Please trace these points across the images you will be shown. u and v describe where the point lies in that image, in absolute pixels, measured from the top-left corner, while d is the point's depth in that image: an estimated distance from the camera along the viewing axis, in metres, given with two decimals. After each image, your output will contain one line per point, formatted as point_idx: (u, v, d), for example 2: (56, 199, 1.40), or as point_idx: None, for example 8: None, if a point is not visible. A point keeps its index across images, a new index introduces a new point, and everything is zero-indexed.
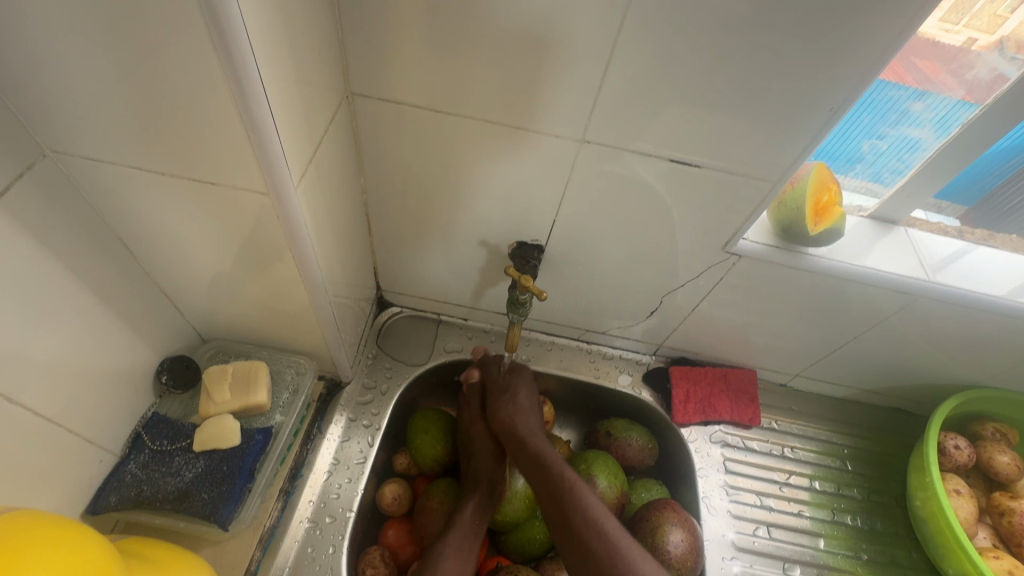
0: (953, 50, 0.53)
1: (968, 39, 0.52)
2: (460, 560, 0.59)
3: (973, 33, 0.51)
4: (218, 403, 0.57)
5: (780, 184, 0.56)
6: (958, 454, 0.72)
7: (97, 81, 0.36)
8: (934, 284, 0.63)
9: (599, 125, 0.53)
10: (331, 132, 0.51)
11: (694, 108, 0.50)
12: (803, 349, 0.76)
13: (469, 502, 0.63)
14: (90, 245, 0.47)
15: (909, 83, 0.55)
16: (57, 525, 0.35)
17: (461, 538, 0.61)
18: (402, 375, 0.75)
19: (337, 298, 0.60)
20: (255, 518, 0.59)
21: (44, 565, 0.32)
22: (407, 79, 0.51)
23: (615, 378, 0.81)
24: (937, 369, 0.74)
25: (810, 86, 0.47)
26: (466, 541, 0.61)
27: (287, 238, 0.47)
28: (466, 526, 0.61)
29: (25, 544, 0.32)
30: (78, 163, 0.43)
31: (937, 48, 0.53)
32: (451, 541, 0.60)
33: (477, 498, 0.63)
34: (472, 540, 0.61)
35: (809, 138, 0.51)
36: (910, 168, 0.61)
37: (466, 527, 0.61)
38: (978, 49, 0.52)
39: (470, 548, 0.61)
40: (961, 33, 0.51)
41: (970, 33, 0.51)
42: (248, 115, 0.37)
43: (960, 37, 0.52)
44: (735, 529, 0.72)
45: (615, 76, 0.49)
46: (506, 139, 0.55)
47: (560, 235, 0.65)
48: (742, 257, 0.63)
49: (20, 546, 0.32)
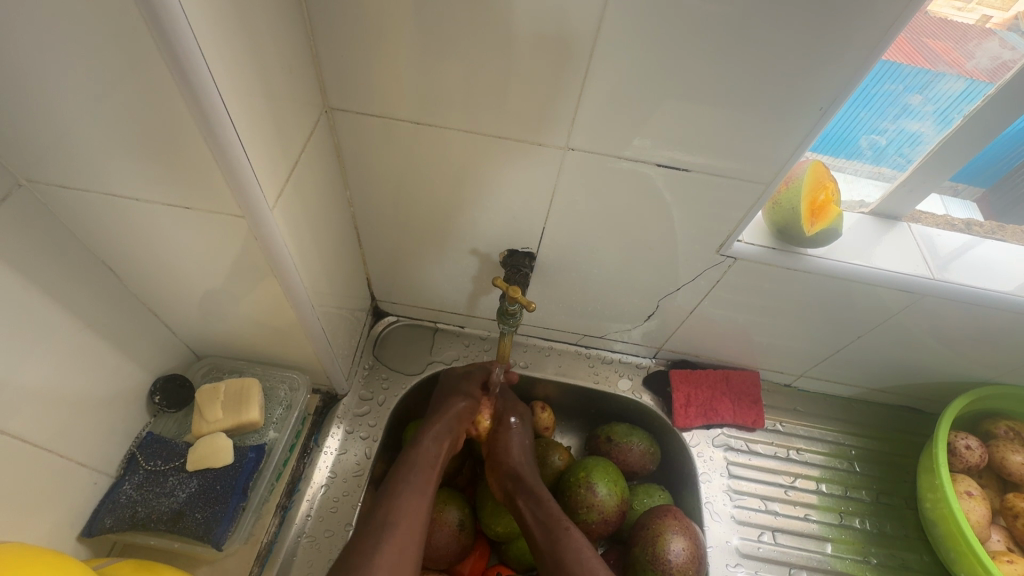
0: (966, 28, 0.50)
1: (982, 17, 0.49)
2: (418, 489, 0.59)
3: (987, 10, 0.49)
4: (210, 422, 0.57)
5: (774, 184, 0.54)
6: (969, 454, 0.70)
7: (65, 111, 0.36)
8: (939, 282, 0.61)
9: (583, 132, 0.52)
10: (310, 148, 0.50)
11: (678, 112, 0.49)
12: (806, 348, 0.74)
13: (429, 434, 0.64)
14: (74, 272, 0.47)
15: (918, 63, 0.51)
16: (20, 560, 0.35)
17: (416, 476, 0.60)
18: (399, 385, 0.75)
19: (326, 311, 0.60)
20: (251, 535, 0.59)
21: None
22: (385, 93, 0.51)
23: (615, 383, 0.80)
24: (945, 367, 0.72)
25: (795, 84, 0.46)
26: (422, 478, 0.60)
27: (267, 257, 0.47)
28: (427, 460, 0.62)
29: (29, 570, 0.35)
30: (54, 191, 0.43)
31: (949, 27, 0.50)
32: (409, 471, 0.60)
33: (436, 432, 0.65)
34: (427, 475, 0.61)
35: (798, 138, 0.50)
36: (911, 162, 0.59)
37: (418, 467, 0.61)
38: (990, 27, 0.50)
39: (426, 486, 0.60)
40: (975, 10, 0.49)
41: (984, 10, 0.49)
42: (215, 139, 0.37)
43: (973, 16, 0.49)
44: (739, 535, 0.71)
45: (594, 83, 0.48)
46: (490, 148, 0.54)
47: (550, 242, 0.64)
48: (738, 260, 0.62)
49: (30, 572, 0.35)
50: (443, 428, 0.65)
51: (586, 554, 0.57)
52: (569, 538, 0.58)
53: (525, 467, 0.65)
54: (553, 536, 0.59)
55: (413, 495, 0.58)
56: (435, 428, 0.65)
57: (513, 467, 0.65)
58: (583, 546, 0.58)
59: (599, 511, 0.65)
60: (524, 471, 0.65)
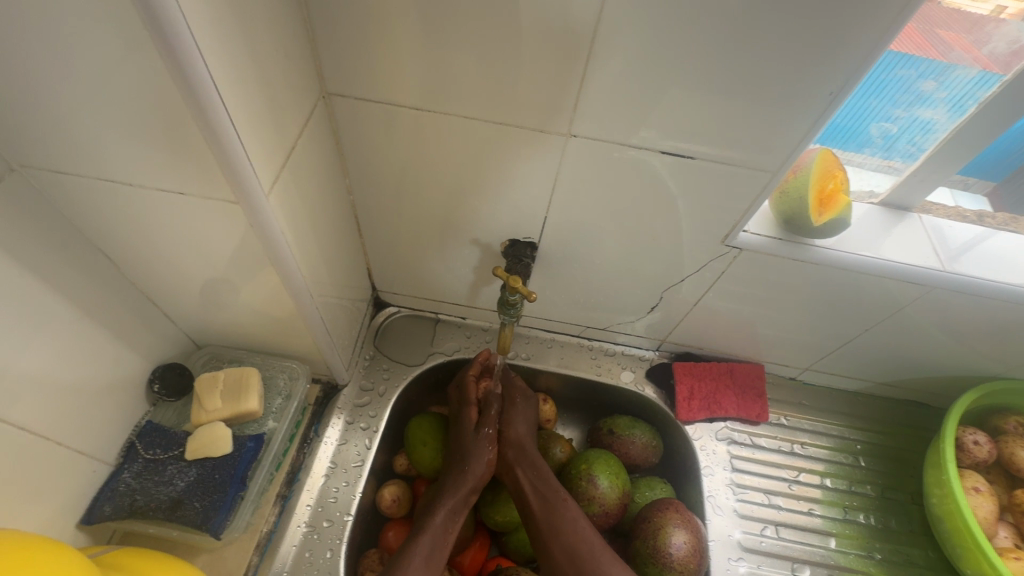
0: (978, 19, 0.48)
1: (997, 7, 0.47)
2: (427, 567, 0.56)
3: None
4: (209, 411, 0.57)
5: (782, 173, 0.53)
6: (977, 450, 0.69)
7: (55, 93, 0.36)
8: (950, 274, 0.60)
9: (586, 119, 0.51)
10: (307, 134, 0.49)
11: (683, 98, 0.48)
12: (812, 341, 0.73)
13: (444, 507, 0.60)
14: (70, 259, 0.47)
15: (927, 52, 0.50)
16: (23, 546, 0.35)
17: (427, 553, 0.57)
18: (400, 376, 0.74)
19: (325, 301, 0.60)
20: (251, 524, 0.60)
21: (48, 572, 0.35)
22: (384, 78, 0.50)
23: (617, 375, 0.79)
24: (954, 362, 0.71)
25: (804, 68, 0.44)
26: (433, 555, 0.57)
27: (264, 245, 0.47)
28: (438, 534, 0.59)
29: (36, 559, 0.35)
30: (47, 176, 0.42)
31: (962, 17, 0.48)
32: (420, 547, 0.57)
33: (450, 504, 0.61)
34: (439, 550, 0.58)
35: (806, 125, 0.48)
36: (922, 151, 0.58)
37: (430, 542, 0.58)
38: (1006, 18, 0.48)
39: (436, 564, 0.57)
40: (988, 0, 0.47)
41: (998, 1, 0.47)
42: (207, 123, 0.36)
43: (987, 6, 0.47)
44: (742, 529, 0.70)
45: (597, 68, 0.47)
46: (491, 136, 0.53)
47: (553, 232, 0.63)
48: (743, 250, 0.61)
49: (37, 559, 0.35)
50: (458, 499, 0.61)
51: (581, 522, 0.59)
52: (567, 511, 0.59)
53: (527, 441, 0.66)
54: (553, 508, 0.59)
55: (421, 574, 0.55)
56: (450, 499, 0.61)
57: (517, 438, 0.66)
58: (581, 520, 0.59)
59: (600, 503, 0.65)
60: (526, 442, 0.66)
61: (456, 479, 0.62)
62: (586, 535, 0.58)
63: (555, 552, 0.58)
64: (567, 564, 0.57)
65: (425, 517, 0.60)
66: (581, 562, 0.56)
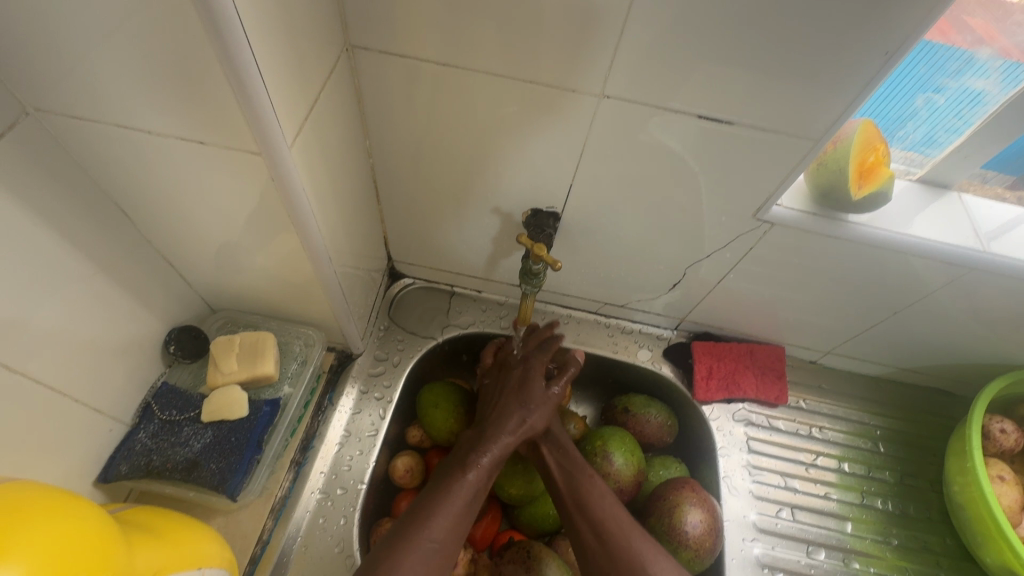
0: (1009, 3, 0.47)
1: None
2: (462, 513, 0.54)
3: None
4: (225, 373, 0.56)
5: (823, 143, 0.50)
6: (1003, 438, 0.68)
7: (71, 28, 0.34)
8: (990, 255, 0.57)
9: (619, 80, 0.48)
10: (329, 89, 0.47)
11: (725, 59, 0.45)
12: (837, 324, 0.71)
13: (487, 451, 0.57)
14: (85, 211, 0.46)
15: (954, 41, 0.50)
16: (53, 495, 0.36)
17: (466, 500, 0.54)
18: (414, 348, 0.73)
19: (343, 267, 0.58)
20: (266, 489, 0.60)
21: (69, 522, 0.35)
22: (409, 30, 0.48)
23: (634, 353, 0.78)
24: (984, 349, 0.69)
25: (861, 27, 0.41)
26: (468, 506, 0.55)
27: (284, 203, 0.45)
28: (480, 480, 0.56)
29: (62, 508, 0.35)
30: (62, 121, 0.41)
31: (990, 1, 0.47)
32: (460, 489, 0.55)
33: (498, 448, 0.58)
34: (476, 500, 0.56)
35: (857, 91, 0.45)
36: (969, 125, 0.55)
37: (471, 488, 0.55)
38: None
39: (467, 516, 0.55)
40: None
41: None
42: (231, 67, 0.34)
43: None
44: (757, 510, 0.69)
45: (636, 24, 0.44)
46: (518, 98, 0.51)
47: (576, 203, 0.61)
48: (775, 225, 0.59)
49: (60, 508, 0.35)
50: (507, 445, 0.58)
51: (609, 501, 0.57)
52: (593, 487, 0.58)
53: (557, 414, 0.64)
54: (577, 484, 0.58)
55: (455, 522, 0.53)
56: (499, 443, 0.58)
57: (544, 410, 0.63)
58: (606, 496, 0.57)
59: (615, 480, 0.64)
60: (552, 422, 0.62)
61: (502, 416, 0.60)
62: (611, 511, 0.56)
63: (580, 528, 0.56)
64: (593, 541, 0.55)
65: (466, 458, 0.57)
66: (612, 544, 0.54)
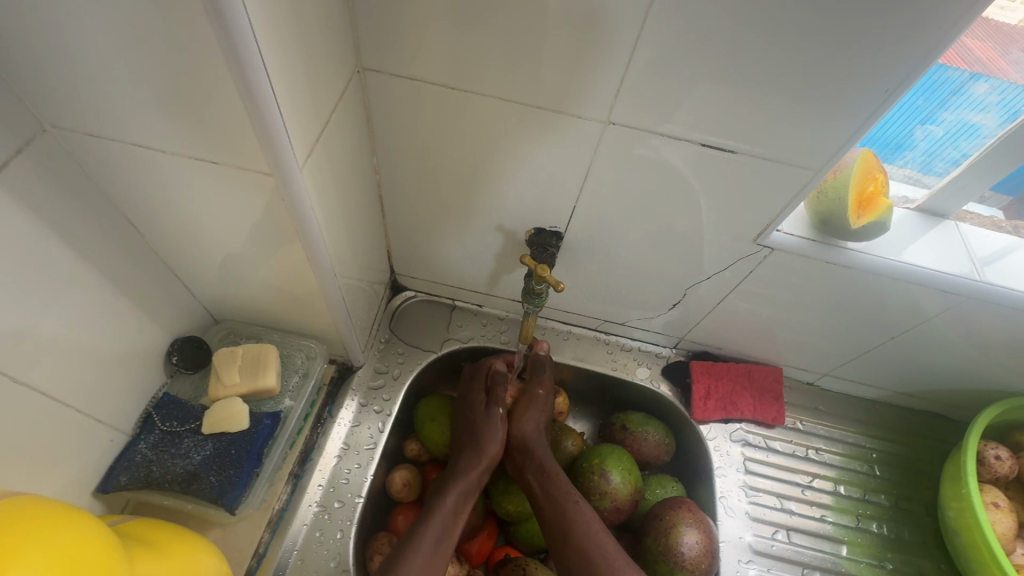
0: (1006, 27, 0.50)
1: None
2: (435, 553, 0.56)
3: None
4: (227, 386, 0.57)
5: (824, 172, 0.51)
6: (998, 465, 0.68)
7: (92, 52, 0.35)
8: (986, 284, 0.58)
9: (625, 107, 0.49)
10: (340, 110, 0.48)
11: (729, 90, 0.46)
12: (834, 347, 0.72)
13: (454, 490, 0.60)
14: (95, 225, 0.46)
15: (963, 68, 0.50)
16: (54, 510, 0.36)
17: (437, 539, 0.57)
18: (414, 361, 0.74)
19: (347, 281, 0.59)
20: (264, 502, 0.60)
21: (68, 538, 0.34)
22: (421, 53, 0.48)
23: (633, 371, 0.78)
24: (979, 376, 0.70)
25: (862, 65, 0.43)
26: (442, 541, 0.57)
27: (293, 220, 0.46)
28: (448, 516, 0.59)
29: (62, 524, 0.35)
30: (78, 138, 0.41)
31: (988, 27, 0.50)
32: (427, 535, 0.57)
33: (461, 486, 0.61)
34: (446, 535, 0.58)
35: (857, 125, 0.47)
36: (966, 157, 0.56)
37: (440, 526, 0.58)
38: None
39: (442, 554, 0.57)
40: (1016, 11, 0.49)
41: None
42: (249, 93, 0.35)
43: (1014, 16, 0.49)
44: (753, 532, 0.70)
45: (642, 56, 0.45)
46: (526, 121, 0.52)
47: (579, 223, 0.62)
48: (775, 250, 0.59)
49: (59, 524, 0.35)
50: (469, 482, 0.61)
51: (594, 530, 0.57)
52: (579, 514, 0.58)
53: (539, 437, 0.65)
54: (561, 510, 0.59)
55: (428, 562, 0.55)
56: (461, 483, 0.61)
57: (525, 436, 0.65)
58: (594, 524, 0.58)
59: (612, 499, 0.64)
60: (533, 440, 0.65)
61: (467, 466, 0.62)
62: (596, 537, 0.57)
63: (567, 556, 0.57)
64: (577, 565, 0.56)
65: (435, 500, 0.60)
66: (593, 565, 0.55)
